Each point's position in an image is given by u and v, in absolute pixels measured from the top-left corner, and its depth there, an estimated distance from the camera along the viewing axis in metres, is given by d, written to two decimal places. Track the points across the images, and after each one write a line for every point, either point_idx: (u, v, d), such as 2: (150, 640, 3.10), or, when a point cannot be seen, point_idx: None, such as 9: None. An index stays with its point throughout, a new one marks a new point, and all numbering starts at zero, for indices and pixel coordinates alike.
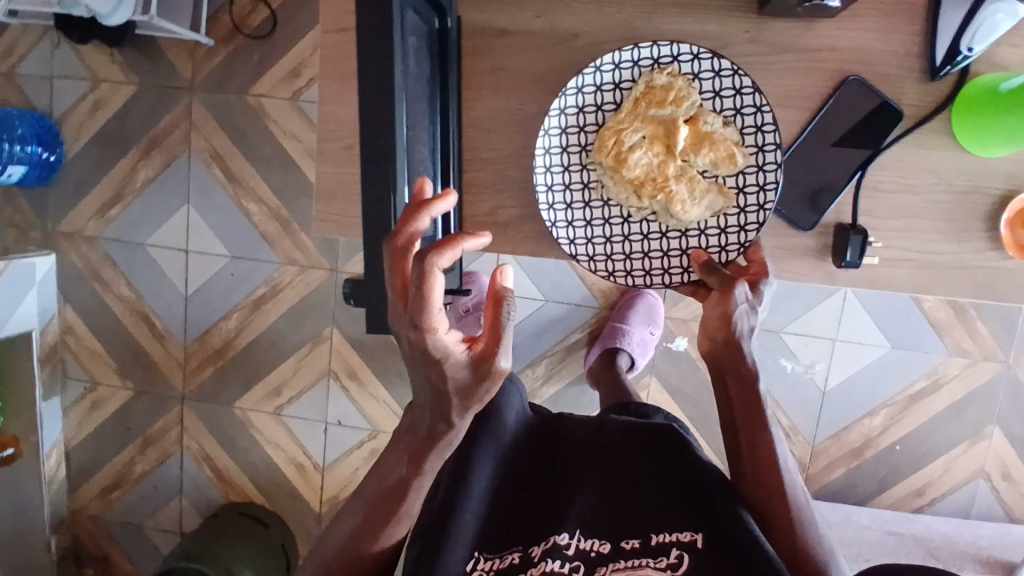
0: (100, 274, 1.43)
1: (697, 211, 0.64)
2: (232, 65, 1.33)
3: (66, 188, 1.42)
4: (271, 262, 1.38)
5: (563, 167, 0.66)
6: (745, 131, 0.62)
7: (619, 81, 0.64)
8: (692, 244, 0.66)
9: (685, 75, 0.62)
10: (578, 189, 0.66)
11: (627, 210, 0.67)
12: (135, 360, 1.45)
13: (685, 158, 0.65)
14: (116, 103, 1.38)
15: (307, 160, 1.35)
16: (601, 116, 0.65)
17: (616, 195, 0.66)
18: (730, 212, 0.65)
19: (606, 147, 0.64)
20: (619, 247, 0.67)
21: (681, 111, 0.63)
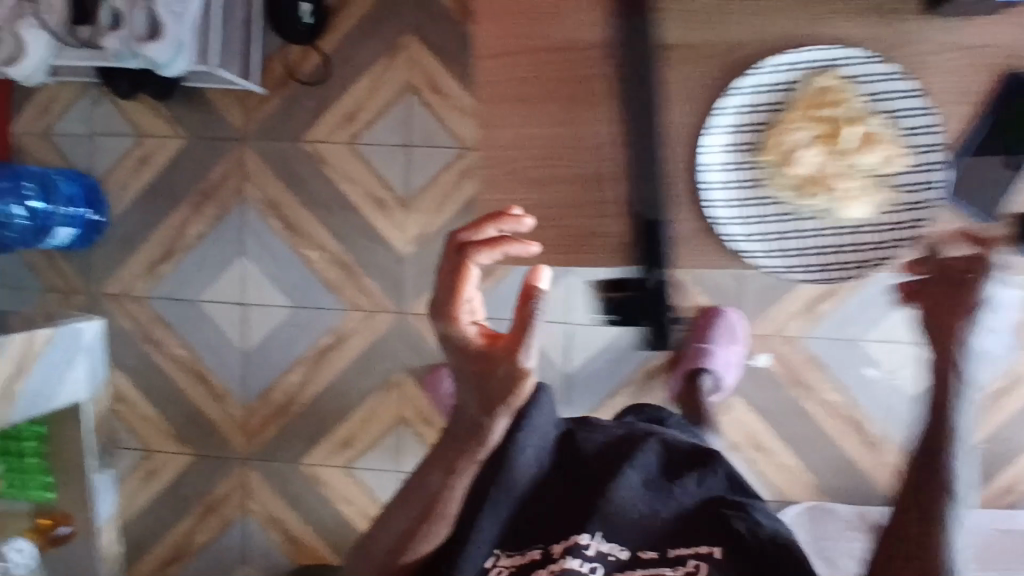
0: (152, 336, 1.37)
1: (862, 210, 0.60)
2: (286, 112, 1.31)
3: (111, 248, 1.36)
4: (336, 310, 1.34)
5: (726, 167, 0.62)
6: (911, 133, 0.59)
7: (780, 87, 0.61)
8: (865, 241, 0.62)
9: (851, 77, 0.59)
10: (742, 191, 0.62)
11: (799, 210, 0.62)
12: (192, 423, 1.38)
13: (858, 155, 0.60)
14: (163, 157, 1.33)
15: (368, 203, 1.32)
16: (767, 114, 0.62)
17: (788, 192, 0.62)
18: (903, 213, 0.59)
19: (771, 148, 0.61)
20: (792, 246, 0.62)
21: (848, 111, 0.60)
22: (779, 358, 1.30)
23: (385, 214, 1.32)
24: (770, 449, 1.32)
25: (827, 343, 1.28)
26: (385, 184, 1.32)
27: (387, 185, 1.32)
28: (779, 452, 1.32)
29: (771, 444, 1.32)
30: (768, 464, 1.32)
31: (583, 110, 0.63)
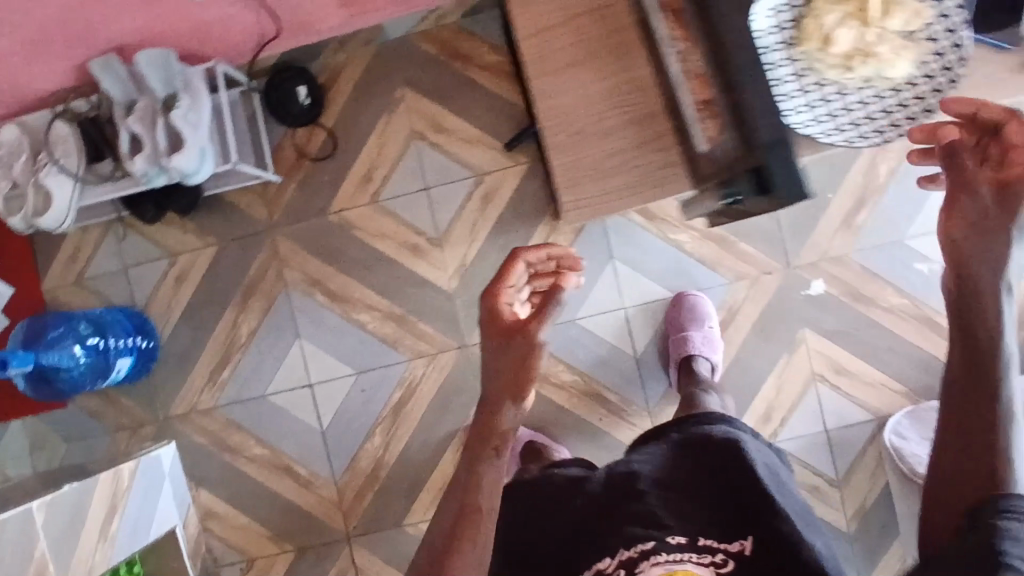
0: (227, 443, 1.37)
1: (907, 62, 0.66)
2: (305, 191, 1.36)
3: (169, 368, 1.39)
4: (398, 363, 1.36)
5: (791, 80, 0.68)
6: None
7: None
8: (908, 98, 0.68)
9: None
10: (795, 82, 0.68)
11: (842, 86, 0.68)
12: (288, 520, 1.37)
13: (885, 21, 0.66)
14: (197, 269, 1.38)
15: (404, 251, 1.36)
16: (794, 13, 0.68)
17: (825, 72, 0.68)
18: (930, 58, 0.67)
19: (810, 33, 0.67)
20: (852, 115, 0.68)
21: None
22: (833, 278, 1.30)
23: (423, 258, 1.36)
24: (852, 371, 1.31)
25: (875, 252, 1.29)
26: (415, 230, 1.36)
27: (417, 230, 1.36)
28: (862, 371, 1.31)
29: (851, 365, 1.31)
30: (855, 386, 1.31)
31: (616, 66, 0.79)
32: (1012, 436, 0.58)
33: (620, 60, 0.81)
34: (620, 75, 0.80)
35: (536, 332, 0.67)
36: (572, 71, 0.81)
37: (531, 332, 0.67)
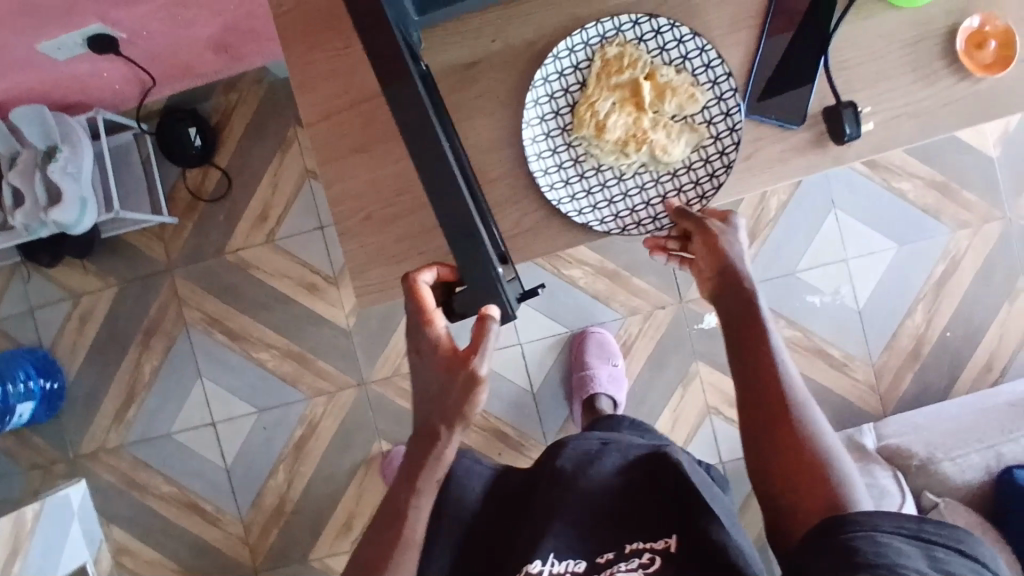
0: (136, 480, 1.41)
1: (678, 149, 0.68)
2: (201, 232, 1.37)
3: (78, 407, 1.41)
4: (299, 401, 1.37)
5: (557, 164, 0.70)
6: (697, 72, 0.67)
7: (577, 63, 0.69)
8: (685, 182, 0.69)
9: (631, 42, 0.68)
10: (570, 165, 0.70)
11: (619, 170, 0.70)
12: (198, 554, 1.40)
13: (654, 109, 0.68)
14: (100, 310, 1.40)
15: (300, 290, 1.37)
16: (571, 97, 0.69)
17: (600, 157, 0.69)
18: (705, 144, 0.68)
19: (584, 119, 0.68)
20: (623, 203, 0.70)
21: (638, 71, 0.68)
22: None
23: (319, 296, 1.36)
24: None
25: (766, 285, 1.28)
26: (311, 269, 1.36)
27: (312, 268, 1.36)
28: None
29: None
30: None
31: (391, 149, 0.71)
32: (822, 437, 0.62)
33: (382, 142, 0.71)
34: (383, 163, 0.71)
35: (478, 365, 0.62)
36: (338, 164, 0.71)
37: (473, 366, 0.62)
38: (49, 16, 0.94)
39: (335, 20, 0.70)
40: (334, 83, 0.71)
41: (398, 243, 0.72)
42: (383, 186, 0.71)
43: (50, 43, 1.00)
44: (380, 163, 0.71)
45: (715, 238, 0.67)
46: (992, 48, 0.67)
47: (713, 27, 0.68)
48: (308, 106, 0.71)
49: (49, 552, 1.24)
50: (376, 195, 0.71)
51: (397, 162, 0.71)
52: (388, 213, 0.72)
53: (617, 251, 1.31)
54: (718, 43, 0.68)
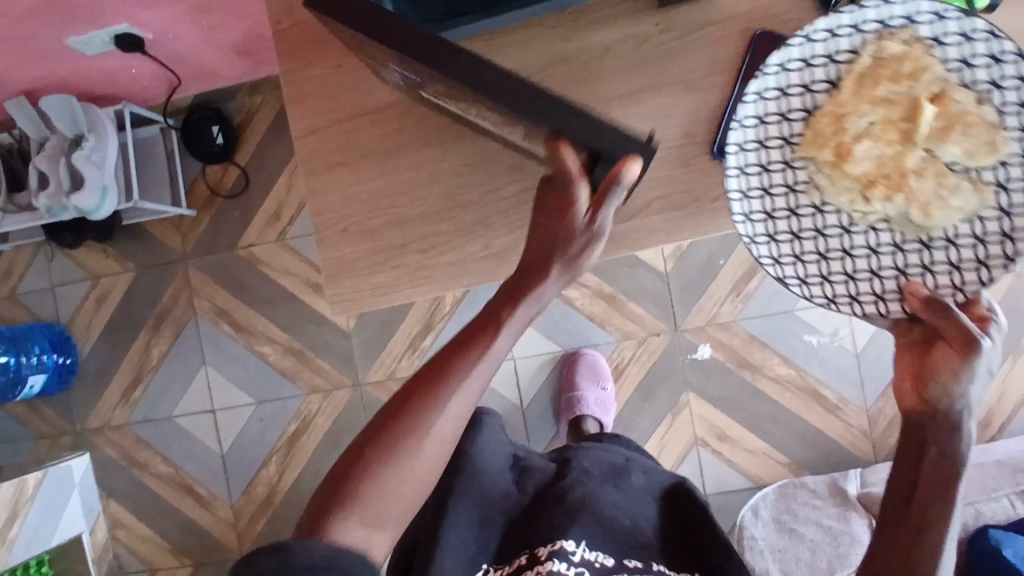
0: (136, 458, 1.47)
1: (943, 211, 0.54)
2: (217, 225, 1.43)
3: (88, 383, 1.48)
4: (295, 396, 1.41)
5: (762, 191, 0.59)
6: (1005, 110, 0.52)
7: (834, 53, 0.55)
8: (938, 259, 0.55)
9: (923, 41, 0.54)
10: (783, 193, 0.59)
11: (848, 218, 0.57)
12: (187, 535, 1.45)
13: (928, 146, 0.54)
14: (117, 292, 1.47)
15: (305, 288, 1.41)
16: (809, 101, 0.57)
17: (823, 195, 0.58)
18: (986, 214, 0.53)
19: (825, 139, 0.56)
20: (839, 261, 0.58)
21: (920, 87, 0.54)
22: (720, 344, 1.30)
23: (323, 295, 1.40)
24: (734, 437, 1.30)
25: (761, 320, 1.29)
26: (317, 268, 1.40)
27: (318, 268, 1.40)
28: (743, 438, 1.30)
29: (733, 431, 1.30)
30: (736, 452, 1.30)
31: (373, 165, 0.75)
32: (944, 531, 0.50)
33: (365, 158, 0.75)
34: (364, 179, 0.75)
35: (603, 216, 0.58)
36: (326, 175, 0.75)
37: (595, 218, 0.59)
38: (77, 15, 1.00)
39: (321, 38, 0.73)
40: (323, 99, 0.75)
41: (372, 256, 0.75)
42: (361, 200, 0.75)
43: (79, 38, 1.06)
44: (361, 178, 0.75)
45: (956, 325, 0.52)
46: None
47: (689, 70, 0.70)
48: (297, 120, 0.75)
49: (46, 517, 1.30)
50: (354, 208, 0.75)
51: (378, 177, 0.75)
52: (364, 226, 0.75)
53: (616, 273, 1.32)
54: (693, 85, 0.70)
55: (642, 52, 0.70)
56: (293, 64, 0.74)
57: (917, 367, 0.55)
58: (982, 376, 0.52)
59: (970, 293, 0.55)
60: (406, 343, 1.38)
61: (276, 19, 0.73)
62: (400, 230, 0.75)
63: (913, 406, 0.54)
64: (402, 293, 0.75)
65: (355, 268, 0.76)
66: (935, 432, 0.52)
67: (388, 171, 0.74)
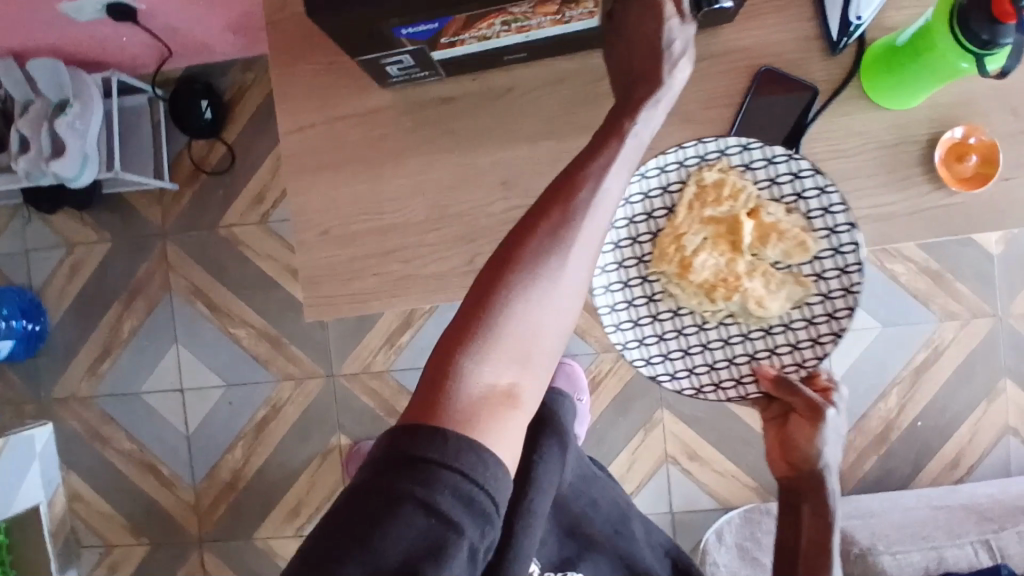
0: (100, 433, 1.44)
1: (777, 305, 0.61)
2: (199, 202, 1.40)
3: (56, 352, 1.45)
4: (267, 382, 1.39)
5: (626, 301, 0.64)
6: (812, 215, 0.60)
7: (667, 184, 0.62)
8: (781, 342, 0.62)
9: (736, 168, 0.61)
10: (642, 303, 0.63)
11: (702, 317, 0.63)
12: (148, 514, 1.43)
13: (753, 252, 0.62)
14: (92, 262, 1.44)
15: (285, 275, 1.38)
16: (653, 223, 0.63)
17: (681, 301, 0.63)
18: (812, 301, 0.61)
19: (668, 255, 0.62)
20: (700, 357, 0.63)
21: (740, 205, 0.61)
22: None
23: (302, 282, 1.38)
24: (704, 457, 1.30)
25: None
26: None
27: None
28: (714, 459, 1.30)
29: (704, 452, 1.30)
30: (705, 473, 1.30)
31: (361, 169, 0.72)
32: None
33: (352, 160, 0.73)
34: (349, 182, 0.73)
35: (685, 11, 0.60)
36: (311, 175, 0.73)
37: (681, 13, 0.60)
38: None
39: (316, 33, 0.71)
40: (313, 97, 0.72)
41: (351, 261, 0.73)
42: (342, 203, 0.73)
43: (70, 5, 1.02)
44: (346, 181, 0.73)
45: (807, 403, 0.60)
46: (973, 162, 0.66)
47: (689, 101, 0.69)
48: (283, 115, 0.73)
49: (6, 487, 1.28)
50: (337, 211, 0.73)
51: (365, 182, 0.72)
52: (345, 232, 0.73)
53: None
54: (691, 117, 0.69)
55: None
56: (284, 56, 0.71)
57: (777, 439, 0.62)
58: (835, 431, 0.60)
59: (810, 368, 0.62)
60: (383, 338, 1.36)
61: (270, 11, 0.71)
62: (383, 238, 0.73)
63: (783, 473, 0.62)
64: (381, 303, 0.73)
65: (333, 273, 0.73)
66: (809, 494, 0.61)
67: (377, 175, 0.72)
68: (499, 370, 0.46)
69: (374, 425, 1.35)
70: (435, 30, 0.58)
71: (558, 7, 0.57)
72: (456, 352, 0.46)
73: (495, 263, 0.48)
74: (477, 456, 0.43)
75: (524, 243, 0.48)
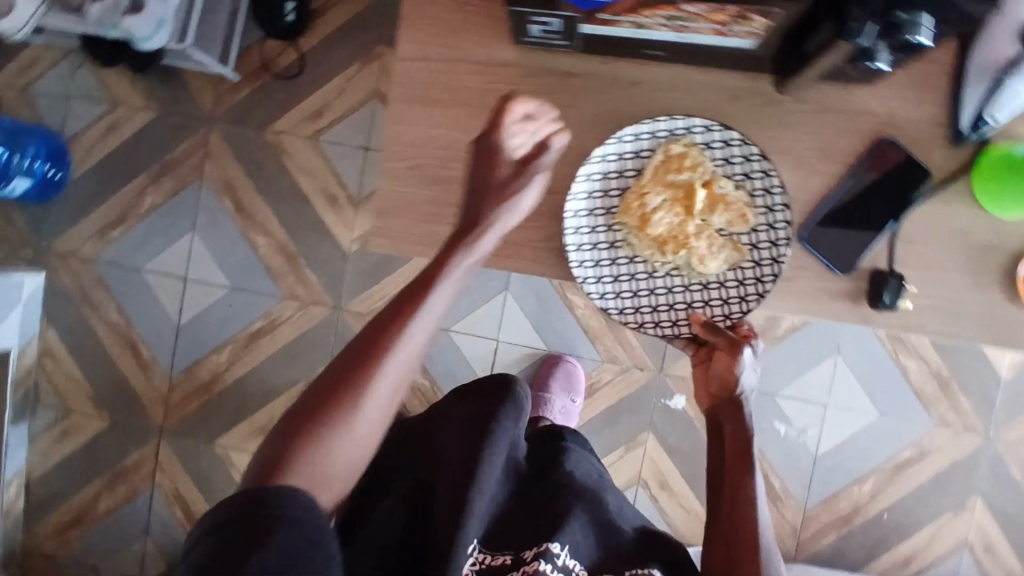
0: (89, 297, 1.41)
1: (715, 264, 0.69)
2: (256, 100, 1.37)
3: (68, 205, 1.41)
4: (272, 295, 1.37)
5: (592, 244, 0.71)
6: (754, 194, 0.68)
7: (639, 149, 0.69)
8: (714, 296, 0.70)
9: (698, 145, 0.68)
10: (605, 248, 0.71)
11: (652, 266, 0.71)
12: (115, 390, 1.41)
13: (703, 217, 0.69)
14: (130, 127, 1.40)
15: (320, 196, 1.36)
16: (623, 180, 0.70)
17: (638, 253, 0.70)
18: (744, 265, 0.69)
19: (631, 209, 0.69)
20: (647, 300, 0.71)
21: (697, 176, 0.68)
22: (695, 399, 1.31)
23: (335, 208, 1.36)
24: (674, 490, 1.32)
25: None
26: (339, 181, 1.36)
27: (340, 181, 1.36)
28: (683, 494, 1.32)
29: (675, 484, 1.32)
30: (671, 505, 1.32)
31: (465, 117, 0.71)
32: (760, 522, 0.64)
33: (458, 105, 0.72)
34: (450, 127, 0.72)
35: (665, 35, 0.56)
36: (414, 108, 0.72)
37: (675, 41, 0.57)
38: None
39: None
40: (439, 32, 0.71)
41: (427, 203, 0.73)
42: (438, 144, 0.72)
43: None
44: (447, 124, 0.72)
45: (728, 348, 0.68)
46: None
47: (803, 148, 0.69)
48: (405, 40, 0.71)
49: None
50: (431, 152, 0.72)
51: (466, 130, 0.72)
52: (432, 174, 0.72)
53: None
54: (801, 164, 0.69)
55: (764, 113, 0.69)
56: None
57: (703, 372, 0.71)
58: (750, 366, 0.69)
59: (735, 319, 0.70)
60: (399, 286, 1.35)
61: None
62: (463, 191, 0.72)
63: (705, 403, 0.72)
64: None
65: (406, 211, 0.73)
66: (727, 413, 0.70)
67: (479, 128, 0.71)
68: (344, 440, 0.56)
69: None
70: (603, 3, 0.56)
71: (727, 20, 0.57)
72: (295, 443, 0.56)
73: (331, 379, 0.58)
74: (280, 499, 0.52)
75: (378, 353, 0.57)
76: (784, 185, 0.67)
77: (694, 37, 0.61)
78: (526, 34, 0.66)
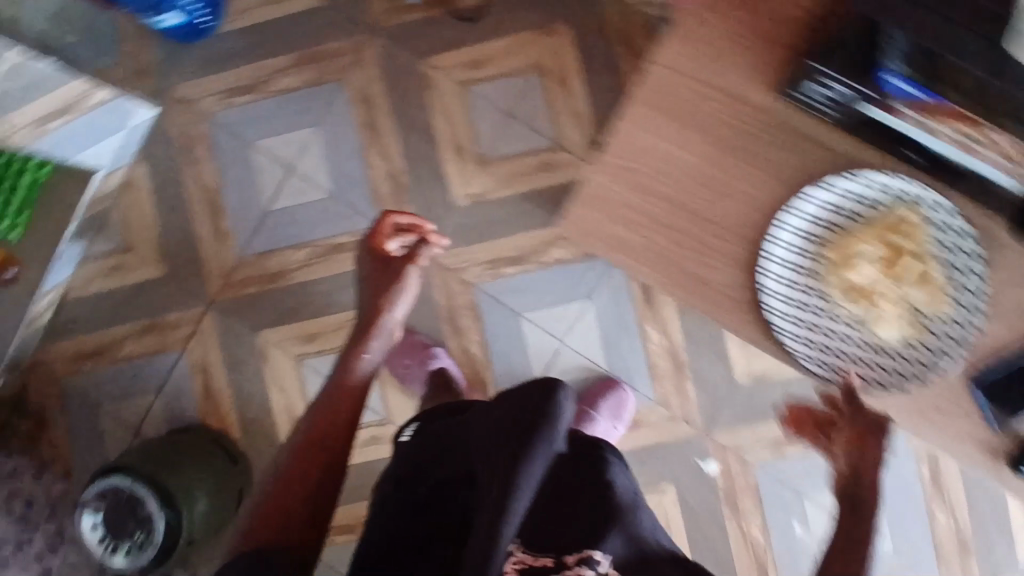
0: (192, 151, 1.40)
1: (892, 323, 0.85)
2: (423, 27, 1.36)
3: (205, 56, 1.40)
4: (366, 217, 1.37)
5: (794, 273, 0.85)
6: (947, 277, 0.84)
7: (867, 205, 0.85)
8: (877, 352, 0.86)
9: (921, 216, 0.84)
10: (803, 281, 0.86)
11: (835, 307, 0.86)
12: (182, 246, 1.40)
13: (896, 280, 0.85)
14: (294, 6, 1.39)
15: (448, 142, 1.35)
16: (841, 230, 0.86)
17: (829, 289, 0.86)
18: (916, 335, 0.85)
19: (838, 252, 0.85)
20: (823, 335, 0.87)
21: (906, 244, 0.84)
22: (727, 471, 1.31)
23: (458, 159, 1.35)
24: None
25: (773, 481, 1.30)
26: (472, 135, 1.35)
27: (473, 135, 1.35)
28: None
29: None
30: None
31: None
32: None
33: None
34: None
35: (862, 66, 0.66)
36: None
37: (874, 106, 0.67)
38: None
39: None
40: None
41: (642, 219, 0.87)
42: (681, 164, 0.86)
43: None
44: None
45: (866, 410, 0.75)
46: None
47: None
48: None
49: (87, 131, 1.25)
50: (664, 171, 0.86)
51: (718, 156, 0.86)
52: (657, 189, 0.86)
53: (701, 348, 1.31)
54: None
55: None
56: None
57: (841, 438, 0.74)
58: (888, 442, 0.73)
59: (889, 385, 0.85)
60: (491, 256, 1.34)
61: None
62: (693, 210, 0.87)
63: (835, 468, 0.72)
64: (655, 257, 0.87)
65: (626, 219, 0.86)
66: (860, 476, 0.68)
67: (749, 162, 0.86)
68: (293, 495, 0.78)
69: (431, 318, 1.35)
70: (903, 83, 0.76)
71: (979, 129, 0.76)
72: (271, 495, 0.83)
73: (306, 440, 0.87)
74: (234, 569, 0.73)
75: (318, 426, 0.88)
76: (986, 268, 0.83)
77: (951, 146, 0.79)
78: (805, 92, 0.84)
